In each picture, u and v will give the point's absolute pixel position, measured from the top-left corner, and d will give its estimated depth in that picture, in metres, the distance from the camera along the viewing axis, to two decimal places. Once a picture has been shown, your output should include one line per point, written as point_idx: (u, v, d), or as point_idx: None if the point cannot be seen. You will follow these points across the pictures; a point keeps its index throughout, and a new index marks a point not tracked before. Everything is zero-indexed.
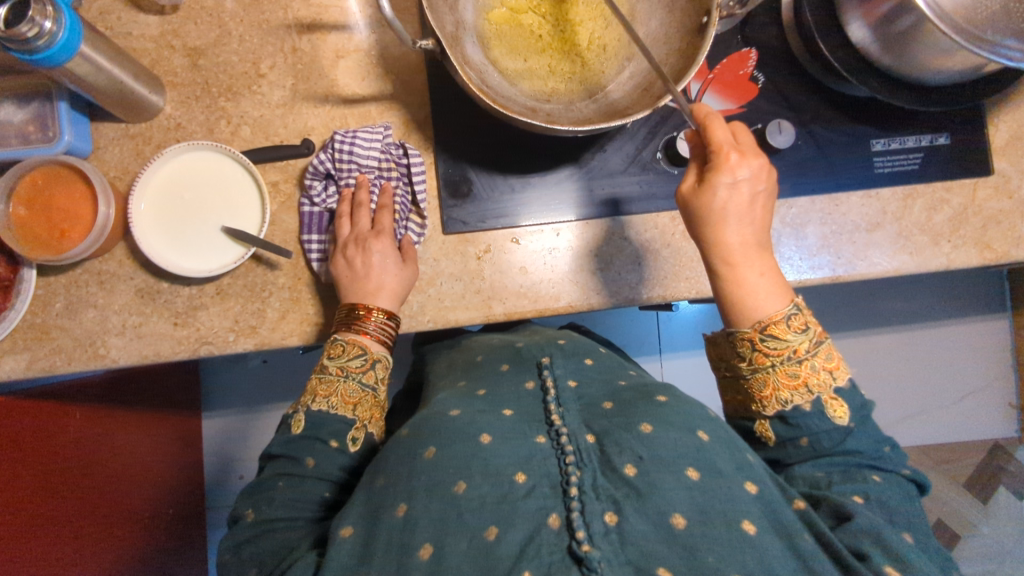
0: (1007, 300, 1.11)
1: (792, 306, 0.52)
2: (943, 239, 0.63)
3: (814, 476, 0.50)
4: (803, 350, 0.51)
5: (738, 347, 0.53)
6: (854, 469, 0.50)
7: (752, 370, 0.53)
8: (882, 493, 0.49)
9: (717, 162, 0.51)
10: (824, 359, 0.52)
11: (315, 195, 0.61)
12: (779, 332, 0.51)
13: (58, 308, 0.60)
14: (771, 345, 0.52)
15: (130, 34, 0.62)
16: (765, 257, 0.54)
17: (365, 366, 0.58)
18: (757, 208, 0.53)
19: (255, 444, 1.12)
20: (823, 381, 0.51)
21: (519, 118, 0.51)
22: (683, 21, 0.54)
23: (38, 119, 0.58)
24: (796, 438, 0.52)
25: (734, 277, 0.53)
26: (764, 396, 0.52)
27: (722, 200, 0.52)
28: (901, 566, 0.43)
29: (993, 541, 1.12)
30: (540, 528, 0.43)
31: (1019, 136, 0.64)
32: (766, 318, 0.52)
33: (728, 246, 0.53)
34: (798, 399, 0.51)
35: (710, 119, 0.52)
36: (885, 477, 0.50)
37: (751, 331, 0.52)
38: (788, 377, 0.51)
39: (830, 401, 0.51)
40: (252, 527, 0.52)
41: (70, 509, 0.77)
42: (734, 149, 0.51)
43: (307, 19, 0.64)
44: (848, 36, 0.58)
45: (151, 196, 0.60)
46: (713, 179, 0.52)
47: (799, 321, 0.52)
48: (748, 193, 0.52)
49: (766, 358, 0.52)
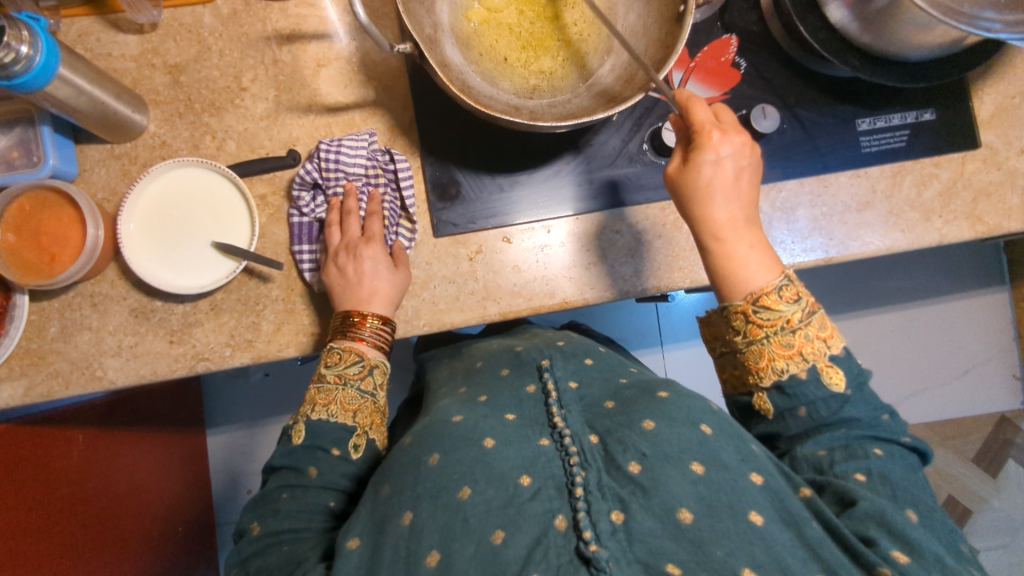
0: (1005, 273, 1.11)
1: (782, 277, 0.52)
2: (934, 215, 0.63)
3: (817, 457, 0.51)
4: (796, 320, 0.51)
5: (732, 321, 0.53)
6: (856, 444, 0.50)
7: (747, 343, 0.52)
8: (885, 468, 0.49)
9: (700, 141, 0.52)
10: (818, 328, 0.51)
11: (303, 205, 0.61)
12: (771, 303, 0.51)
13: (53, 332, 0.60)
14: (764, 316, 0.51)
15: (110, 55, 0.62)
16: (753, 230, 0.54)
17: (363, 372, 0.58)
18: (743, 182, 0.53)
19: (261, 458, 1.13)
20: (818, 349, 0.51)
21: (502, 117, 0.50)
22: (661, 12, 0.54)
23: (23, 144, 0.58)
24: (794, 408, 0.51)
25: (723, 251, 0.53)
26: (760, 367, 0.52)
27: (708, 176, 0.52)
28: (908, 549, 0.43)
29: (1005, 514, 1.12)
30: (547, 531, 0.43)
31: (1006, 107, 0.64)
32: (757, 289, 0.51)
33: (716, 223, 0.53)
34: (794, 367, 0.50)
35: (690, 101, 0.53)
36: (886, 450, 0.50)
37: (744, 304, 0.52)
38: (783, 348, 0.51)
39: (825, 369, 0.50)
40: (258, 541, 0.52)
41: (81, 534, 0.77)
42: (715, 127, 0.52)
43: (286, 29, 0.63)
44: (827, 17, 0.58)
45: (140, 215, 0.60)
46: (697, 158, 0.52)
47: (791, 291, 0.51)
48: (732, 168, 0.52)
49: (759, 329, 0.51)
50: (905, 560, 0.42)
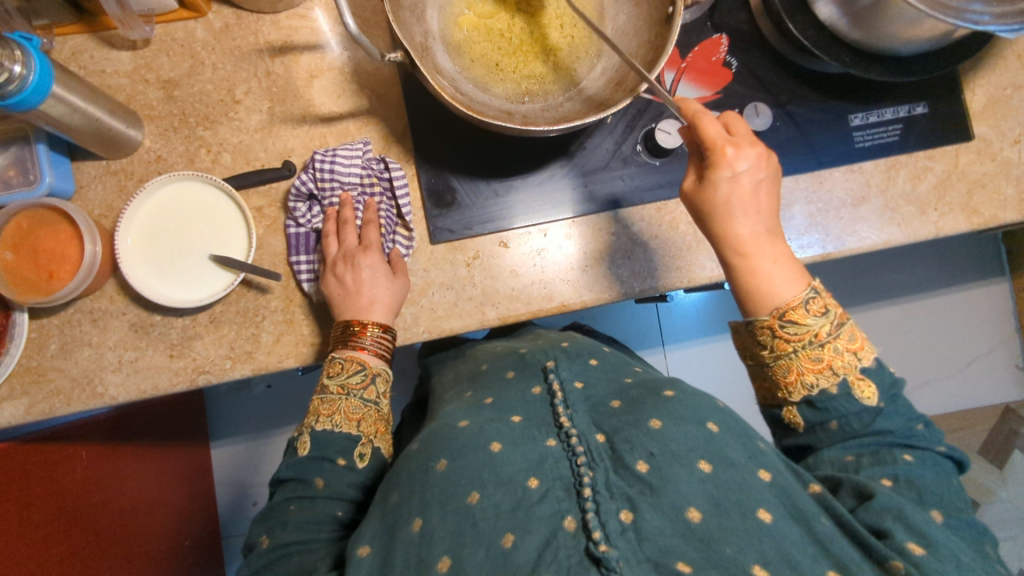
0: (1005, 264, 1.11)
1: (809, 290, 0.52)
2: (930, 208, 0.63)
3: (843, 460, 0.51)
4: (825, 334, 0.51)
5: (758, 336, 0.52)
6: (884, 451, 0.50)
7: (774, 358, 0.52)
8: (913, 473, 0.48)
9: (716, 159, 0.51)
10: (847, 341, 0.51)
11: (299, 217, 0.61)
12: (798, 317, 0.50)
13: (53, 349, 0.60)
14: (791, 331, 0.51)
15: (104, 72, 0.63)
16: (777, 244, 0.53)
17: (366, 381, 0.58)
18: (762, 196, 0.53)
19: (265, 469, 1.13)
20: (848, 363, 0.50)
21: (493, 123, 0.51)
22: (650, 14, 0.54)
23: (18, 163, 0.58)
24: (825, 422, 0.51)
25: (748, 267, 0.53)
26: (789, 382, 0.52)
27: (726, 194, 0.52)
28: (924, 542, 0.43)
29: (1013, 506, 1.11)
30: (556, 532, 0.42)
31: (997, 98, 0.64)
32: (783, 304, 0.51)
33: (738, 238, 0.53)
34: (824, 381, 0.50)
35: (699, 118, 0.51)
36: (916, 456, 0.50)
37: (769, 319, 0.51)
38: (812, 362, 0.50)
39: (857, 382, 0.50)
40: (267, 553, 0.52)
41: (88, 548, 0.77)
42: (729, 143, 0.51)
43: (278, 42, 0.64)
44: (815, 14, 0.58)
45: (137, 230, 0.60)
46: (713, 176, 0.52)
47: (818, 304, 0.51)
48: (751, 182, 0.52)
49: (787, 344, 0.51)
50: (920, 552, 0.42)
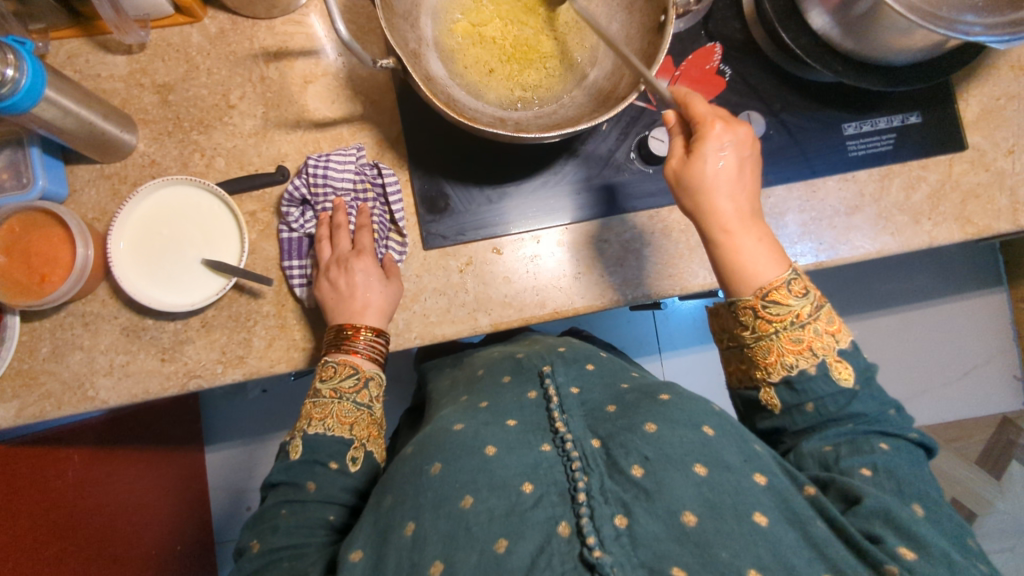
0: (1002, 273, 1.11)
1: (790, 272, 0.52)
2: (923, 217, 0.63)
3: (822, 453, 0.50)
4: (805, 314, 0.52)
5: (740, 317, 0.53)
6: (861, 439, 0.50)
7: (755, 339, 0.52)
8: (890, 463, 0.48)
9: (702, 132, 0.51)
10: (825, 323, 0.52)
11: (293, 221, 0.61)
12: (781, 297, 0.51)
13: (44, 352, 0.60)
14: (773, 311, 0.51)
15: (99, 76, 0.63)
16: (759, 223, 0.54)
17: (358, 385, 0.57)
18: (746, 174, 0.53)
19: (259, 473, 1.12)
20: (827, 344, 0.51)
21: (486, 130, 0.51)
22: (643, 22, 0.54)
23: (12, 166, 0.58)
24: (801, 404, 0.52)
25: (730, 245, 0.53)
26: (769, 363, 0.52)
27: (713, 168, 0.51)
28: (915, 545, 0.43)
29: (1011, 517, 1.10)
30: (550, 538, 0.42)
31: (991, 109, 0.64)
32: (766, 284, 0.52)
33: (722, 216, 0.52)
34: (803, 362, 0.51)
35: (688, 97, 0.52)
36: (892, 445, 0.50)
37: (753, 299, 0.52)
38: (792, 343, 0.51)
39: (835, 364, 0.51)
40: (257, 559, 0.51)
41: (74, 556, 0.75)
42: (718, 119, 0.51)
43: (273, 47, 0.64)
44: (809, 24, 0.58)
45: (130, 234, 0.60)
46: (701, 149, 0.51)
47: (799, 286, 0.52)
48: (736, 159, 0.51)
49: (768, 325, 0.52)
50: (912, 556, 0.42)
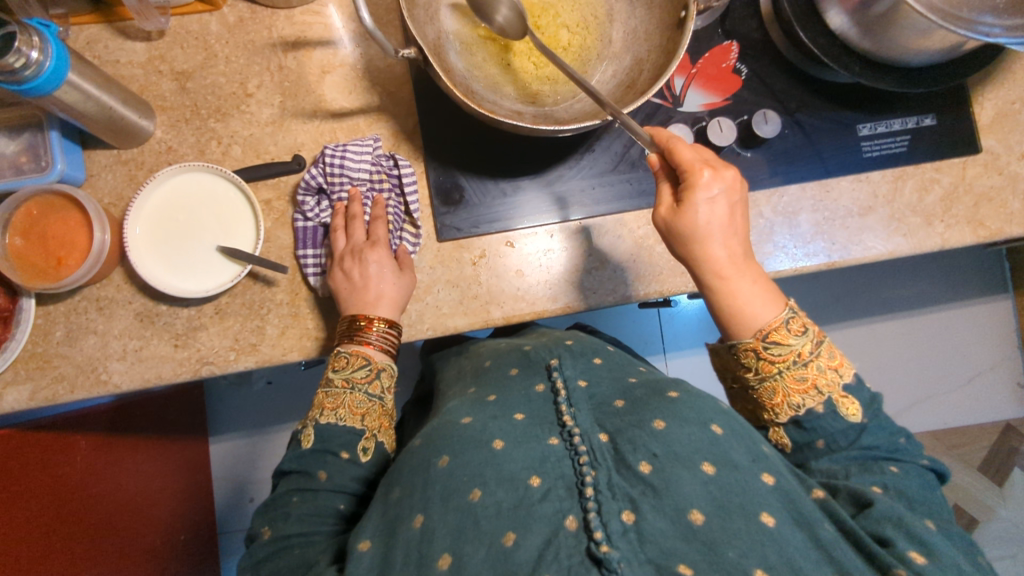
0: (1007, 280, 1.11)
1: (787, 310, 0.52)
2: (936, 220, 0.64)
3: (831, 468, 0.51)
4: (807, 352, 0.51)
5: (742, 359, 0.53)
6: (871, 461, 0.50)
7: (760, 380, 0.52)
8: (901, 483, 0.49)
9: (690, 181, 0.50)
10: (827, 359, 0.52)
11: (308, 211, 0.62)
12: (781, 338, 0.51)
13: (59, 336, 0.60)
14: (775, 352, 0.51)
15: (118, 61, 0.63)
16: (752, 266, 0.54)
17: (371, 376, 0.58)
18: (737, 218, 0.52)
19: (263, 463, 1.12)
20: (831, 380, 0.51)
21: (505, 121, 0.51)
22: (661, 19, 0.55)
23: (31, 149, 0.58)
24: (812, 442, 0.52)
25: (726, 290, 0.53)
26: (775, 404, 0.52)
27: (705, 218, 0.51)
28: (924, 550, 0.43)
29: (1013, 524, 1.10)
30: (558, 531, 0.42)
31: (1006, 112, 0.65)
32: (765, 326, 0.52)
33: (716, 263, 0.52)
34: (809, 401, 0.51)
35: (671, 142, 0.51)
36: (901, 468, 0.50)
37: (753, 341, 0.52)
38: (797, 382, 0.51)
39: (841, 400, 0.51)
40: (269, 545, 0.52)
41: (79, 542, 0.76)
42: (706, 165, 0.50)
43: (292, 37, 0.64)
44: (827, 24, 0.58)
45: (146, 220, 0.60)
46: (690, 199, 0.50)
47: (797, 323, 0.52)
48: (726, 204, 0.51)
49: (771, 366, 0.52)
50: (922, 560, 0.42)
